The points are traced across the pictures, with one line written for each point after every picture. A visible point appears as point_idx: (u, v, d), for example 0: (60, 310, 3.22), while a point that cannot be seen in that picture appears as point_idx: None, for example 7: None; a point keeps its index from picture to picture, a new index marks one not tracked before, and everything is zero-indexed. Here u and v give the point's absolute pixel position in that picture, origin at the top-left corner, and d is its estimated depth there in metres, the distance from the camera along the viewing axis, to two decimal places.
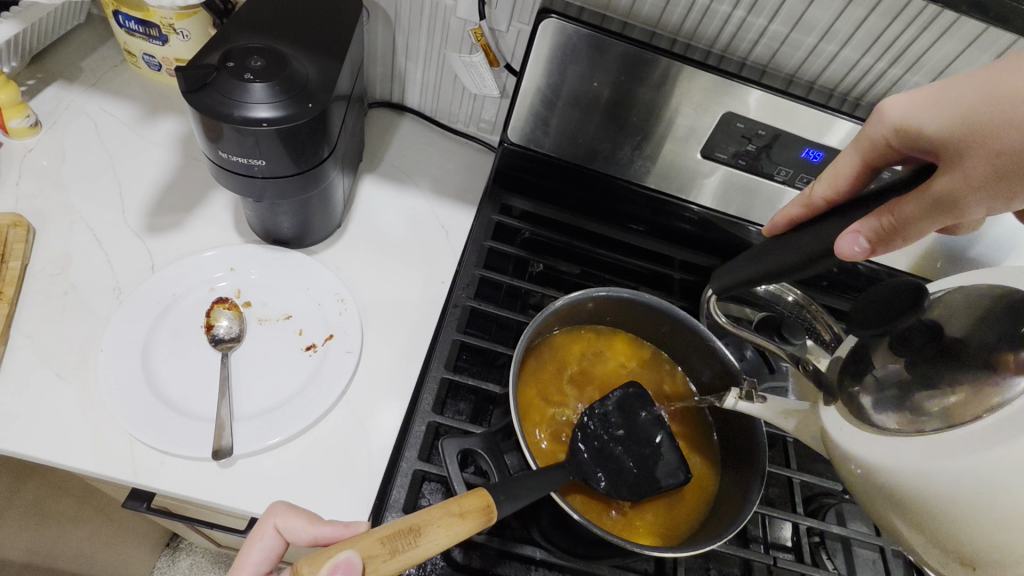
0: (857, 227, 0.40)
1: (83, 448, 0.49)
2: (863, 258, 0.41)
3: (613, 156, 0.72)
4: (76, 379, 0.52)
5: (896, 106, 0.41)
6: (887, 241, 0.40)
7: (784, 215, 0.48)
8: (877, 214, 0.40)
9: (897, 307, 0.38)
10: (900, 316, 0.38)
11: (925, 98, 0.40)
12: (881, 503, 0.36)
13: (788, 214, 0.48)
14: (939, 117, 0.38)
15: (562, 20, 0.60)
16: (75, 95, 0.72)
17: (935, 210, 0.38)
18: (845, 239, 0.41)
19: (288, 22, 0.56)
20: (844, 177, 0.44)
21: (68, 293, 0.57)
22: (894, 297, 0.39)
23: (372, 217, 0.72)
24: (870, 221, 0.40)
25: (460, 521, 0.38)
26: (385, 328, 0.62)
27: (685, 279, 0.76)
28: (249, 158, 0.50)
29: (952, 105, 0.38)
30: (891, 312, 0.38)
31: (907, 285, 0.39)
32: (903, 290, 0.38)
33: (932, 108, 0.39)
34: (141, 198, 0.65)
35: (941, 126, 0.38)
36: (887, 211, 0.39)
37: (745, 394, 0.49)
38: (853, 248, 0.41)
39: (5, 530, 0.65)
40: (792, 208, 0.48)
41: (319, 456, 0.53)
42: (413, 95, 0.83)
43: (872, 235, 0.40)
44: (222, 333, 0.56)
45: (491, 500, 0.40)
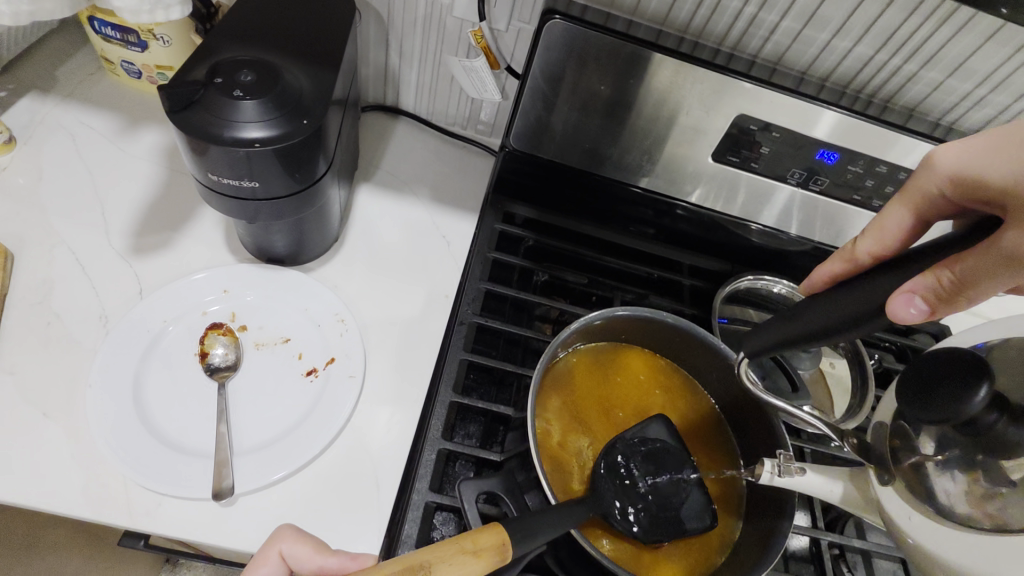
0: (912, 286, 0.37)
1: (73, 491, 0.46)
2: (920, 321, 0.37)
3: (619, 160, 0.69)
4: (63, 417, 0.49)
5: (945, 160, 0.42)
6: (947, 301, 0.37)
7: (823, 274, 0.46)
8: (934, 273, 0.37)
9: (958, 388, 0.35)
10: (967, 398, 0.34)
11: (976, 150, 0.40)
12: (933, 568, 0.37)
13: (825, 271, 0.46)
14: (998, 171, 0.39)
15: (567, 21, 0.57)
16: (50, 107, 0.68)
17: (1003, 269, 0.35)
18: (898, 299, 0.38)
19: (277, 30, 0.52)
20: (891, 232, 0.44)
21: (52, 324, 0.53)
22: (954, 367, 0.35)
23: (369, 229, 0.69)
24: (927, 280, 0.37)
25: (474, 560, 0.36)
26: (388, 350, 0.60)
27: (694, 285, 0.74)
28: (240, 179, 0.47)
29: (1012, 161, 0.38)
30: (955, 388, 0.35)
31: (969, 364, 0.35)
32: (963, 365, 0.35)
33: (989, 161, 0.39)
34: (124, 217, 0.62)
35: (1000, 181, 0.38)
36: (948, 268, 0.36)
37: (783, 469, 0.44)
38: (909, 309, 0.37)
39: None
40: (832, 265, 0.46)
41: (325, 489, 0.51)
42: (407, 97, 0.80)
43: (929, 295, 0.37)
44: (217, 362, 0.54)
45: (506, 537, 0.38)
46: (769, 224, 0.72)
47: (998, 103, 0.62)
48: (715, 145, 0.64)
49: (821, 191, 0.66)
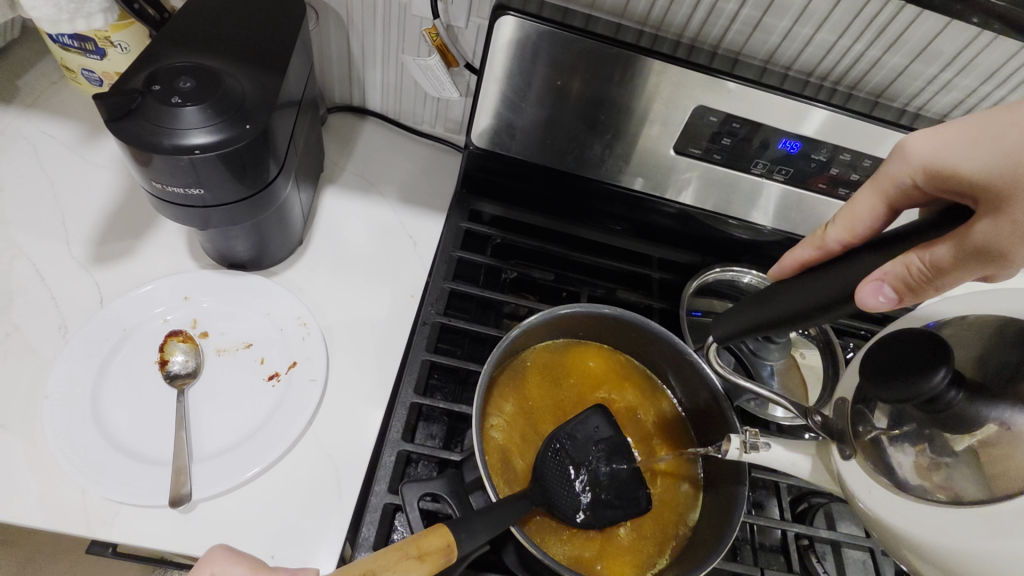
0: (881, 274, 0.37)
1: (30, 502, 0.46)
2: (889, 309, 0.38)
3: (584, 157, 0.68)
4: (20, 429, 0.49)
5: (920, 146, 0.42)
6: (917, 289, 0.37)
7: (793, 260, 0.46)
8: (903, 260, 0.37)
9: (921, 362, 0.36)
10: (932, 370, 0.35)
11: (950, 141, 0.40)
12: (902, 544, 0.37)
13: (796, 258, 0.46)
14: (974, 159, 0.38)
15: (520, 17, 0.56)
16: (11, 117, 0.68)
17: (969, 261, 0.36)
18: (867, 287, 0.38)
19: (223, 36, 0.52)
20: (863, 218, 0.43)
21: (11, 335, 0.54)
22: (921, 344, 0.37)
23: (335, 231, 0.69)
24: (898, 268, 0.37)
25: (419, 563, 0.36)
26: (353, 352, 0.60)
27: (664, 278, 0.73)
28: (185, 187, 0.47)
29: (990, 150, 0.38)
30: (920, 364, 0.35)
31: (931, 340, 0.36)
32: (922, 339, 0.36)
33: (965, 149, 0.39)
34: (85, 226, 0.62)
35: (975, 168, 0.38)
36: (918, 256, 0.36)
37: (750, 442, 0.46)
38: (878, 297, 0.37)
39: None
40: (802, 251, 0.45)
41: (286, 493, 0.51)
42: (374, 97, 0.79)
43: (899, 283, 0.37)
44: (177, 369, 0.54)
45: (452, 538, 0.38)
46: (749, 218, 0.71)
47: (964, 87, 0.62)
48: (677, 138, 0.63)
49: (787, 181, 0.65)
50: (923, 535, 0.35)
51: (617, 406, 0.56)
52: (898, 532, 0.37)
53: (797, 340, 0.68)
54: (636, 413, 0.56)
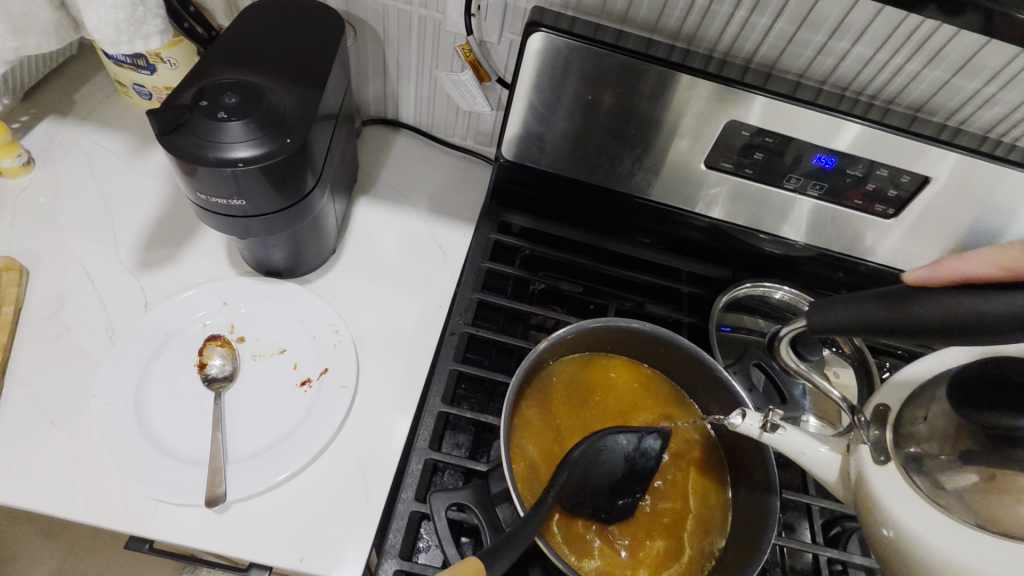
0: None
1: (76, 497, 0.48)
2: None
3: (613, 170, 0.68)
4: (68, 426, 0.52)
5: None
6: None
7: (954, 270, 0.35)
8: None
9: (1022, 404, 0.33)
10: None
11: None
12: (905, 556, 0.38)
13: (954, 270, 0.35)
14: None
15: (552, 33, 0.57)
16: (68, 129, 0.72)
17: None
18: None
19: (267, 53, 0.54)
20: None
21: (62, 336, 0.56)
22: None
23: (367, 241, 0.71)
24: None
25: None
26: (383, 360, 0.61)
27: (693, 293, 0.73)
28: (228, 198, 0.48)
29: None
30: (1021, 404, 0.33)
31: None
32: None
33: None
34: (133, 233, 0.65)
35: None
36: None
37: (773, 425, 0.45)
38: None
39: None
40: (970, 265, 0.35)
41: (316, 497, 0.52)
42: (408, 110, 0.81)
43: None
44: (215, 372, 0.56)
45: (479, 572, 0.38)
46: (780, 232, 0.70)
47: (1010, 101, 0.60)
48: (707, 152, 0.63)
49: (822, 196, 0.64)
50: (934, 551, 0.36)
51: (643, 418, 0.55)
52: (907, 544, 0.38)
53: (831, 358, 0.66)
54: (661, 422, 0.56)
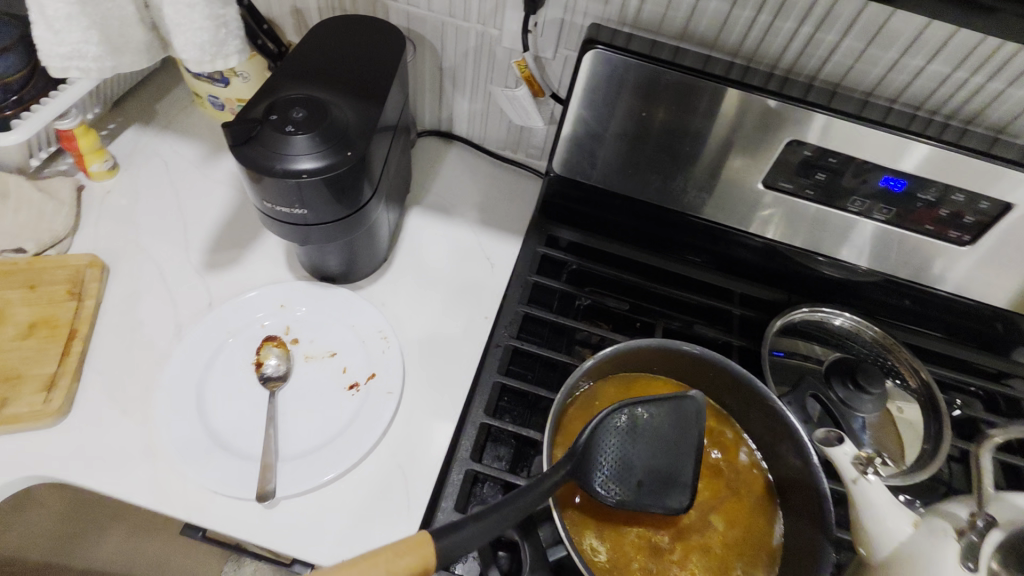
0: None
1: (140, 482, 0.52)
2: None
3: (666, 188, 0.67)
4: (137, 414, 0.55)
5: None
6: None
7: None
8: None
9: None
10: None
11: None
12: None
13: None
14: None
15: (608, 51, 0.57)
16: (150, 137, 0.77)
17: None
18: None
19: (333, 69, 0.57)
20: None
21: (136, 330, 0.60)
22: None
23: (417, 250, 0.72)
24: None
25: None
26: (428, 367, 0.62)
27: (745, 315, 0.70)
28: (291, 207, 0.51)
29: None
30: None
31: None
32: None
33: None
34: (203, 235, 0.69)
35: None
36: None
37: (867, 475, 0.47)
38: None
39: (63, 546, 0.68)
40: None
41: (359, 499, 0.53)
42: (462, 123, 0.83)
43: None
44: (270, 372, 0.58)
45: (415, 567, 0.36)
46: (838, 256, 0.67)
47: None
48: (765, 172, 0.61)
49: (888, 220, 0.61)
50: None
51: None
52: None
53: (894, 392, 0.63)
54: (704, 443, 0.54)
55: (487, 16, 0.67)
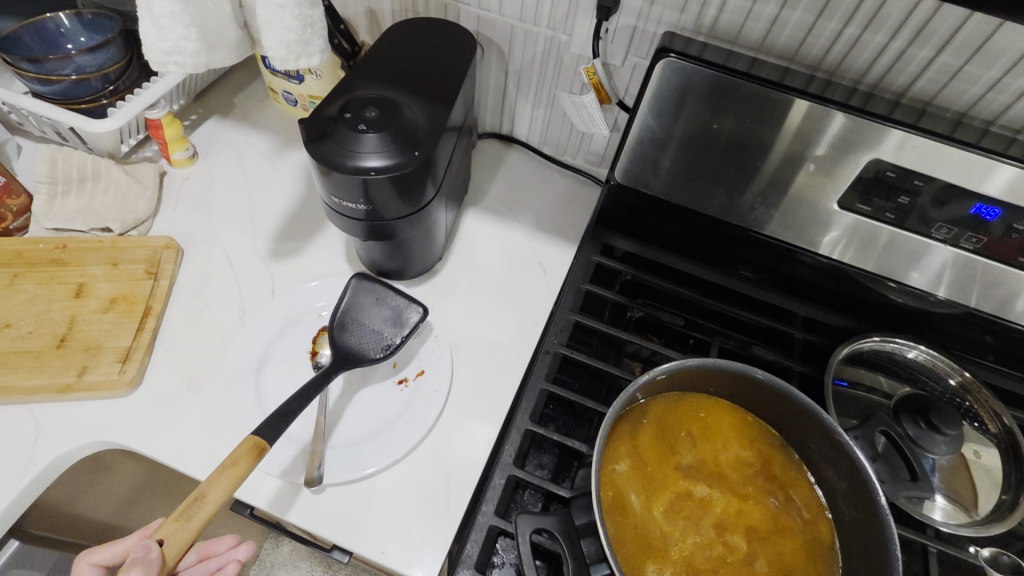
0: None
1: (198, 458, 0.54)
2: None
3: (730, 203, 0.65)
4: (200, 392, 0.58)
5: None
6: None
7: None
8: None
9: None
10: None
11: None
12: None
13: None
14: None
15: (681, 59, 0.55)
16: (226, 129, 0.81)
17: None
18: None
19: (404, 70, 0.58)
20: None
21: (204, 311, 0.63)
22: None
23: (471, 251, 0.73)
24: None
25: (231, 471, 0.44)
26: (475, 369, 0.62)
27: (807, 339, 0.67)
28: (357, 203, 0.52)
29: None
30: None
31: None
32: None
33: None
34: (269, 225, 0.72)
35: None
36: None
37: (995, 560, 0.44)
38: None
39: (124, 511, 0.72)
40: None
41: (401, 494, 0.53)
42: (522, 127, 0.83)
43: None
44: (324, 360, 0.60)
45: (259, 440, 0.46)
46: (914, 284, 0.63)
47: None
48: (841, 193, 0.57)
49: (977, 250, 0.56)
50: None
51: (734, 465, 0.52)
52: None
53: (970, 435, 0.59)
54: (754, 471, 0.52)
55: (558, 22, 0.67)
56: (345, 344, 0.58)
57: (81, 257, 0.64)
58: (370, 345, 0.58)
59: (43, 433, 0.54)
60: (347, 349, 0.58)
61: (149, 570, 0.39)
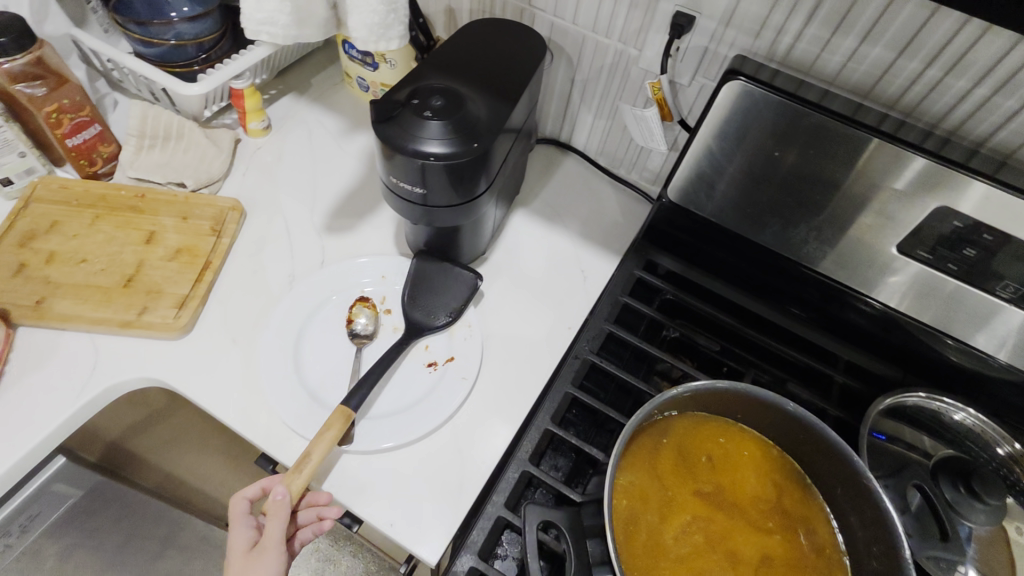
0: None
1: (233, 406, 0.57)
2: None
3: (783, 234, 0.64)
4: (244, 346, 0.61)
5: None
6: None
7: None
8: None
9: None
10: None
11: None
12: None
13: None
14: None
15: (750, 83, 0.55)
16: (301, 107, 0.86)
17: None
18: None
19: (475, 66, 0.60)
20: None
21: (257, 272, 0.67)
22: None
23: (515, 250, 0.74)
24: None
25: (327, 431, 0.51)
26: (504, 364, 0.63)
27: (846, 384, 0.65)
28: (414, 186, 0.54)
29: None
30: None
31: None
32: None
33: None
34: (328, 200, 0.75)
35: None
36: None
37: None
38: None
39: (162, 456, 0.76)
40: None
41: (416, 472, 0.54)
42: (581, 136, 0.84)
43: None
44: (359, 328, 0.62)
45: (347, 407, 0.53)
46: (972, 342, 0.60)
47: None
48: (903, 236, 0.55)
49: None
50: None
51: (752, 495, 0.51)
52: None
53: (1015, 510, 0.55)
54: (773, 507, 0.50)
55: (630, 36, 0.68)
56: (414, 313, 0.63)
57: (156, 208, 0.69)
58: (438, 312, 0.63)
59: (100, 361, 0.58)
60: (416, 317, 0.62)
61: (283, 510, 0.47)
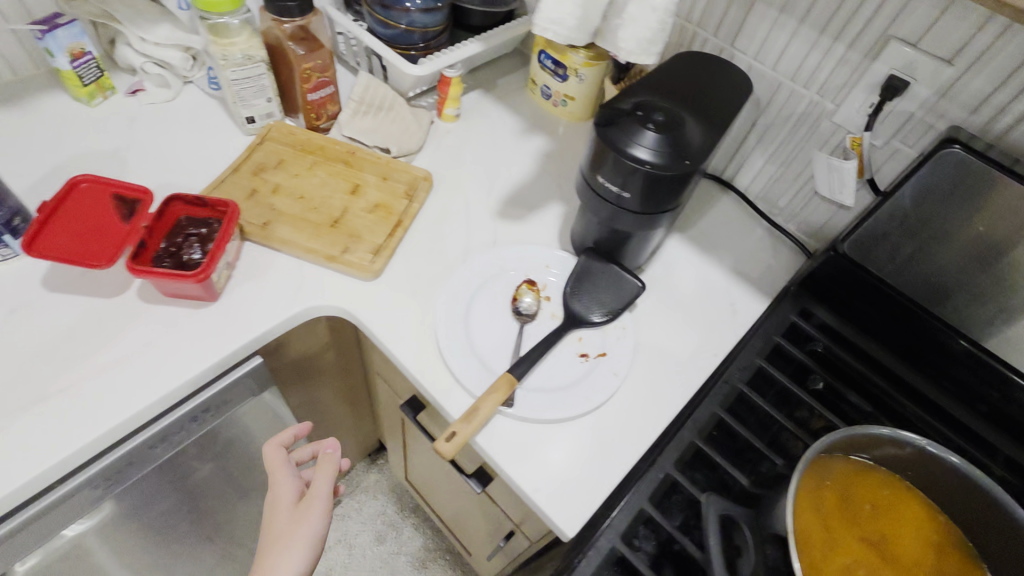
0: None
1: (408, 350, 0.62)
2: None
3: (962, 309, 0.63)
4: (421, 299, 0.67)
5: None
6: None
7: None
8: None
9: None
10: None
11: None
12: None
13: None
14: None
15: (967, 154, 0.56)
16: (487, 103, 0.94)
17: None
18: None
19: (688, 92, 0.64)
20: None
21: (438, 237, 0.73)
22: None
23: (668, 270, 0.77)
24: None
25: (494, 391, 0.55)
26: (650, 372, 0.65)
27: (1007, 482, 0.61)
28: (619, 188, 0.59)
29: None
30: None
31: None
32: None
33: None
34: (503, 189, 0.81)
35: None
36: None
37: None
38: None
39: (307, 388, 0.84)
40: None
41: (562, 450, 0.57)
42: (745, 177, 0.86)
43: None
44: (523, 308, 0.67)
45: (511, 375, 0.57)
46: None
47: None
48: None
49: None
50: None
51: (914, 554, 0.50)
52: None
53: None
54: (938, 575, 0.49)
55: (831, 90, 0.70)
56: (573, 306, 0.67)
57: (362, 165, 0.77)
58: (593, 309, 0.67)
59: (304, 285, 0.66)
60: (574, 309, 0.66)
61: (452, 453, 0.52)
